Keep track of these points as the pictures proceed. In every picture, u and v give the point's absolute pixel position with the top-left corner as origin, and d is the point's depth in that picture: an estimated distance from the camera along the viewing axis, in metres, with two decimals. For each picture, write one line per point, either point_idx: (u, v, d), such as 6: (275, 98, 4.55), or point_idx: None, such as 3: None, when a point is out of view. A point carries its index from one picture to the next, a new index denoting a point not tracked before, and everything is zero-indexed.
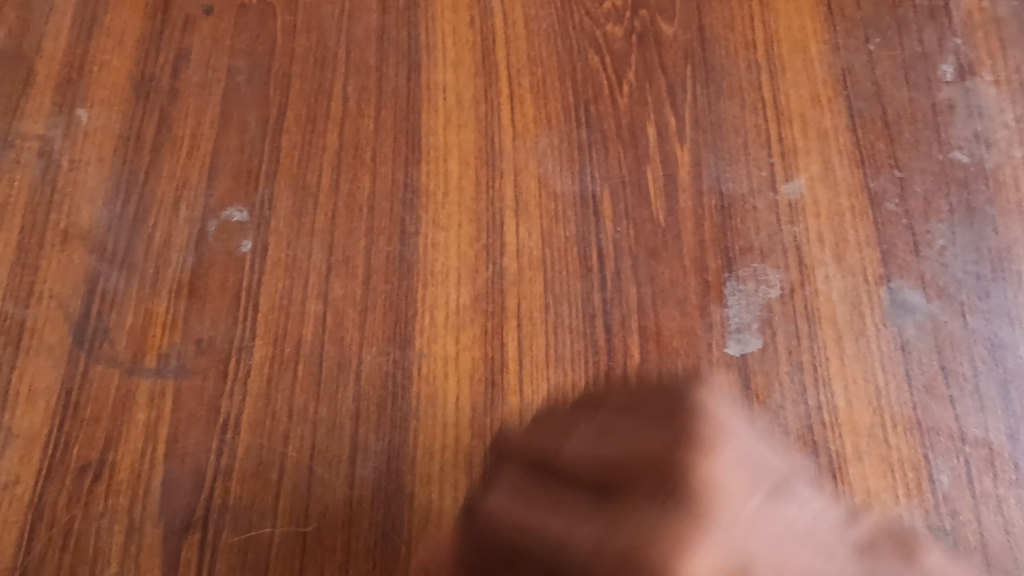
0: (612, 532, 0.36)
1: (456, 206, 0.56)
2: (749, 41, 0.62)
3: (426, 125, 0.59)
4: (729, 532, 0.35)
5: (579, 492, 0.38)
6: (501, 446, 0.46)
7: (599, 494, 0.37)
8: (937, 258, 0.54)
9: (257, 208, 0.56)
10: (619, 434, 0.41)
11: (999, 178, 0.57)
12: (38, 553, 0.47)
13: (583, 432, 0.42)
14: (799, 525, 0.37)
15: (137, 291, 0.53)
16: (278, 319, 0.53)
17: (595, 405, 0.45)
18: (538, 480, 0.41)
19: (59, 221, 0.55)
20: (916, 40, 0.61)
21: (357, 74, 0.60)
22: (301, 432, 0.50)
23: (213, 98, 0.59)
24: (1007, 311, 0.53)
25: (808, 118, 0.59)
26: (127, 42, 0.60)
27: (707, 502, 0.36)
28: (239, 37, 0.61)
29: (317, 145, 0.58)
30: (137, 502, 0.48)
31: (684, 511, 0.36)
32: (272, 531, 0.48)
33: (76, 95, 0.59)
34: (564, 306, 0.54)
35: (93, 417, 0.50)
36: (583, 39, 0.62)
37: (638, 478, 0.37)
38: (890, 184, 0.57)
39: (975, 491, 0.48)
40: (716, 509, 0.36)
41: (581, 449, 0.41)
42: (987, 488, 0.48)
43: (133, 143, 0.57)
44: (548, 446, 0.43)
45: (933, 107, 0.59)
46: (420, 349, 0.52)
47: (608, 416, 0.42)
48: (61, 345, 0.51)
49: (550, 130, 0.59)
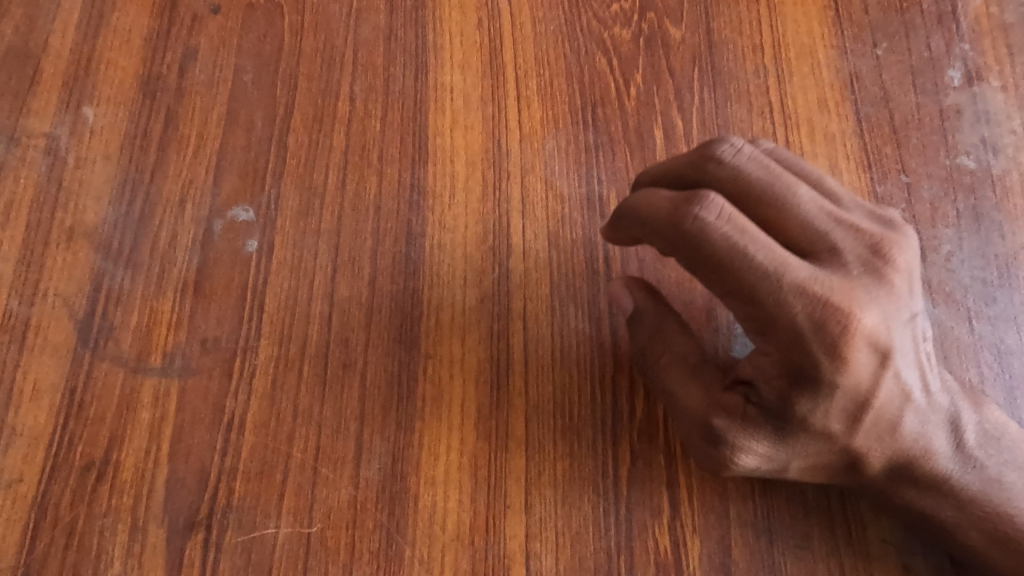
0: (781, 301, 0.43)
1: (463, 207, 0.56)
2: (756, 45, 0.62)
3: (433, 126, 0.59)
4: (837, 399, 0.44)
5: (750, 261, 0.44)
6: (617, 216, 0.52)
7: (781, 282, 0.43)
8: (943, 264, 0.54)
9: (263, 208, 0.56)
10: (769, 170, 0.48)
11: (1006, 183, 0.57)
12: (41, 552, 0.46)
13: (678, 172, 0.51)
14: (881, 291, 0.45)
15: (143, 290, 0.53)
16: (284, 319, 0.53)
17: (679, 161, 0.51)
18: (717, 238, 0.44)
19: (65, 219, 0.55)
20: (923, 45, 0.62)
21: (365, 74, 0.60)
22: (306, 432, 0.50)
23: (220, 97, 0.59)
24: (1013, 317, 0.53)
25: (815, 122, 0.59)
26: (134, 41, 0.60)
27: (844, 289, 0.44)
28: (246, 36, 0.61)
29: (323, 145, 0.58)
30: (141, 501, 0.48)
31: (830, 293, 0.44)
32: (276, 532, 0.48)
33: (82, 93, 0.58)
34: (570, 309, 0.54)
35: (97, 416, 0.50)
36: (591, 41, 0.62)
37: (788, 255, 0.44)
38: (897, 189, 0.57)
39: (1003, 489, 0.46)
40: (863, 292, 0.45)
41: (727, 211, 0.45)
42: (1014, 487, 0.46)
43: (139, 142, 0.57)
44: (674, 207, 0.46)
45: (940, 113, 0.59)
46: (426, 350, 0.52)
47: (751, 170, 0.48)
48: (66, 344, 0.51)
49: (557, 132, 0.59)
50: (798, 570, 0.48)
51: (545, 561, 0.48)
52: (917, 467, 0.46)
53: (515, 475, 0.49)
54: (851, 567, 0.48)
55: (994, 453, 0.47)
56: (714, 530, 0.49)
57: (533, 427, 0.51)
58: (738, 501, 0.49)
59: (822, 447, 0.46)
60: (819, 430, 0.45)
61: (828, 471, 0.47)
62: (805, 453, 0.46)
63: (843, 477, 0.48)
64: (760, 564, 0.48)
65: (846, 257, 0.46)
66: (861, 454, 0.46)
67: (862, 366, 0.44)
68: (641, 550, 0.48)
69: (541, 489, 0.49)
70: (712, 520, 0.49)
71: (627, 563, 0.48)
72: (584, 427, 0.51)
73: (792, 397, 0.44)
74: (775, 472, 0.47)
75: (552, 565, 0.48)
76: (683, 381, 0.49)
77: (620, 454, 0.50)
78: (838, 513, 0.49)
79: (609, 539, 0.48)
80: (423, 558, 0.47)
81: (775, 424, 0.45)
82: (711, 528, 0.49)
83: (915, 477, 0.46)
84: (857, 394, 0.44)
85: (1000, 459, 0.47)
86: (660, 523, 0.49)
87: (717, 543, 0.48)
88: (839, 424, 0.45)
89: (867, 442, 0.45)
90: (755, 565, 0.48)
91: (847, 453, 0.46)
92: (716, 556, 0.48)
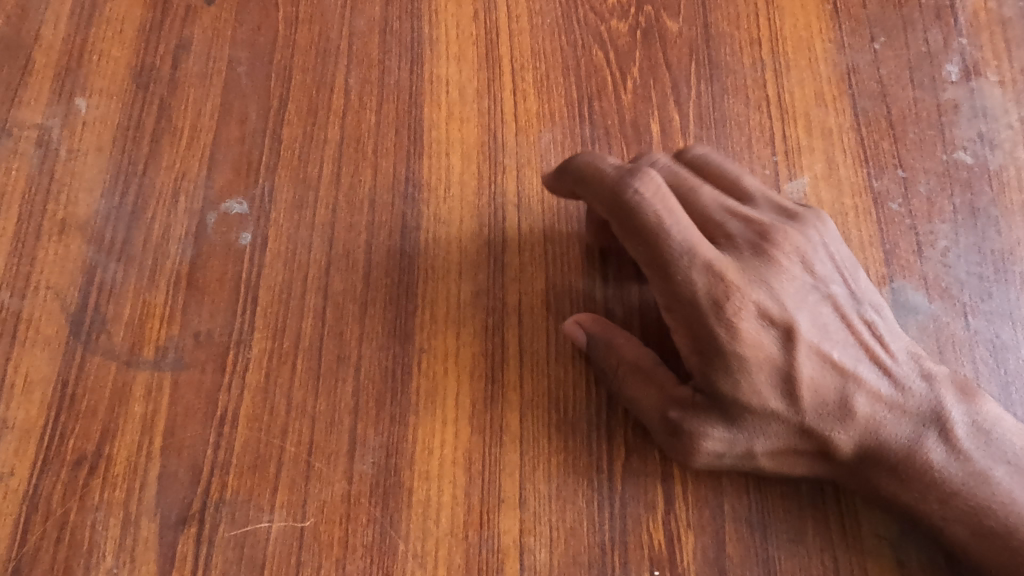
0: (681, 277, 0.46)
1: (458, 201, 0.56)
2: (754, 39, 0.62)
3: (428, 119, 0.58)
4: (757, 381, 0.46)
5: (664, 240, 0.46)
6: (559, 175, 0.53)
7: (690, 260, 0.46)
8: (940, 259, 0.54)
9: (257, 201, 0.55)
10: (680, 177, 0.51)
11: (1003, 179, 0.57)
12: (33, 546, 0.46)
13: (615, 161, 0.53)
14: (789, 276, 0.48)
15: (135, 283, 0.52)
16: (278, 312, 0.52)
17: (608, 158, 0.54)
18: (648, 213, 0.47)
19: (57, 211, 0.54)
20: (921, 40, 0.61)
21: (359, 66, 0.60)
22: (300, 426, 0.50)
23: (213, 89, 0.58)
24: (1009, 313, 0.53)
25: (812, 116, 0.59)
26: (126, 32, 0.60)
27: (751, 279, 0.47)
28: (241, 28, 0.60)
29: (318, 138, 0.57)
30: (133, 495, 0.48)
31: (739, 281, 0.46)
32: (270, 526, 0.47)
33: (74, 84, 0.58)
34: (565, 302, 0.54)
35: (89, 409, 0.49)
36: (587, 34, 0.61)
37: (700, 238, 0.47)
38: (893, 183, 0.56)
39: (989, 483, 0.45)
40: (766, 275, 0.48)
41: (660, 188, 0.48)
42: (1003, 483, 0.45)
43: (132, 133, 0.57)
44: (616, 175, 0.48)
45: (938, 108, 0.59)
46: (421, 344, 0.52)
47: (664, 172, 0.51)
48: (58, 337, 0.51)
49: (553, 125, 0.58)
50: (792, 565, 0.48)
51: (539, 555, 0.48)
52: (888, 451, 0.46)
53: (510, 469, 0.49)
54: (846, 562, 0.48)
55: (980, 444, 0.46)
56: (709, 525, 0.49)
57: (528, 422, 0.51)
58: (733, 496, 0.49)
59: (780, 426, 0.46)
60: (767, 409, 0.46)
61: (795, 460, 0.47)
62: (764, 436, 0.46)
63: (816, 466, 0.47)
64: (754, 559, 0.48)
65: (746, 242, 0.49)
66: (827, 437, 0.46)
67: (777, 347, 0.46)
68: (635, 545, 0.48)
69: (535, 484, 0.49)
70: (707, 515, 0.49)
71: (621, 558, 0.48)
72: (579, 421, 0.51)
73: (712, 374, 0.46)
74: (744, 462, 0.47)
75: (546, 559, 0.47)
76: (643, 395, 0.49)
77: (615, 448, 0.50)
78: (832, 508, 0.49)
79: (603, 534, 0.48)
80: (417, 553, 0.47)
81: (728, 408, 0.46)
82: (706, 523, 0.49)
83: (891, 463, 0.46)
84: (779, 367, 0.46)
85: (987, 452, 0.46)
86: (654, 518, 0.49)
87: (712, 538, 0.48)
88: (785, 402, 0.46)
89: (826, 421, 0.46)
90: (749, 560, 0.48)
91: (808, 434, 0.46)
92: (710, 551, 0.48)
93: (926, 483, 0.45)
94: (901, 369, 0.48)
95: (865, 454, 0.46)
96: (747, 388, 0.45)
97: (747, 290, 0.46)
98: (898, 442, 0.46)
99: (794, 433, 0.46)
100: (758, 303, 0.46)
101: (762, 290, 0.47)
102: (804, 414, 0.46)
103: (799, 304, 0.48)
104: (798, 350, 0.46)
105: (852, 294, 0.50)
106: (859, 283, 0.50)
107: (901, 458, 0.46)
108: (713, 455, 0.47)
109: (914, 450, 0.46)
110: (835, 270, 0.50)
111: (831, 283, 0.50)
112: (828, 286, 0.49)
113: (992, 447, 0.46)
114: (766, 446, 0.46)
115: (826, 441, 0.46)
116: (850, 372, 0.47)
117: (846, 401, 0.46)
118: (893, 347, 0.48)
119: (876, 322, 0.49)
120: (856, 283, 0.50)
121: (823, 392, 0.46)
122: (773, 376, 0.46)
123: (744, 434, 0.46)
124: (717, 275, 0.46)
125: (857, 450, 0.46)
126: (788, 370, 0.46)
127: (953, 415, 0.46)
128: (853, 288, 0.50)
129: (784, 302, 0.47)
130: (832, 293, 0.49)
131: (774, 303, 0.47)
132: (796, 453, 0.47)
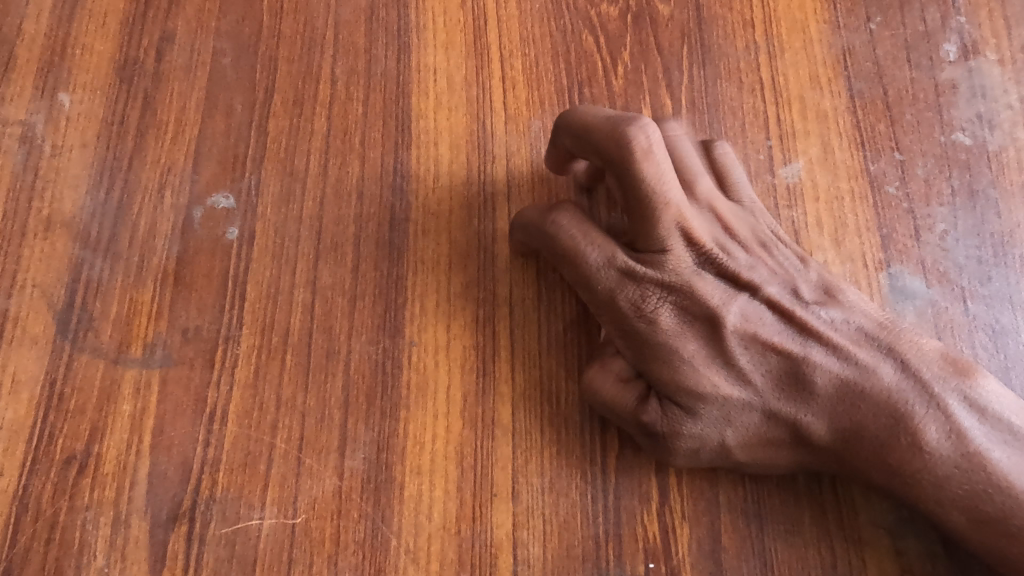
0: (599, 286, 0.48)
1: (447, 191, 0.55)
2: (747, 21, 0.60)
3: (416, 109, 0.57)
4: (698, 374, 0.46)
5: (580, 261, 0.49)
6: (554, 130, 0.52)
7: (606, 272, 0.48)
8: (938, 243, 0.53)
9: (244, 194, 0.54)
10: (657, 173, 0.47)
11: (1002, 160, 0.56)
12: (24, 546, 0.46)
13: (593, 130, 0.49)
14: (714, 271, 0.48)
15: (122, 281, 0.52)
16: (266, 308, 0.52)
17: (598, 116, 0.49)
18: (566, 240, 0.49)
19: (42, 209, 0.53)
20: (919, 19, 0.60)
21: (345, 56, 0.59)
22: (290, 422, 0.49)
23: (198, 82, 0.57)
24: (1009, 297, 0.52)
25: (807, 99, 0.58)
26: (110, 25, 0.59)
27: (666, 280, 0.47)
28: (225, 19, 0.60)
29: (305, 130, 0.56)
30: (124, 493, 0.47)
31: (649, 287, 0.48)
32: (261, 523, 0.47)
33: (58, 79, 0.57)
34: (557, 294, 0.53)
35: (78, 408, 0.49)
36: (577, 19, 0.60)
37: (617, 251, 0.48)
38: (890, 167, 0.55)
39: (986, 464, 0.43)
40: (689, 275, 0.48)
41: (578, 218, 0.49)
42: (1000, 464, 0.43)
43: (117, 128, 0.56)
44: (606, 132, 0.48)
45: (935, 88, 0.58)
46: (411, 337, 0.51)
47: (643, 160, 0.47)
48: (45, 336, 0.50)
49: (544, 113, 0.57)
50: (788, 556, 0.47)
51: (532, 550, 0.47)
52: (866, 430, 0.44)
53: (502, 463, 0.49)
54: (843, 552, 0.47)
55: (976, 421, 0.44)
56: (704, 517, 0.48)
57: (520, 414, 0.50)
58: (729, 488, 0.49)
59: (743, 414, 0.46)
60: (721, 397, 0.46)
61: (777, 449, 0.47)
62: (729, 426, 0.46)
63: (799, 455, 0.47)
64: (750, 550, 0.47)
65: (683, 245, 0.48)
66: (794, 423, 0.45)
67: (707, 338, 0.47)
68: (630, 537, 0.48)
69: (528, 477, 0.49)
70: (702, 507, 0.48)
71: (614, 551, 0.47)
72: (571, 413, 0.50)
73: (654, 372, 0.47)
74: (721, 456, 0.47)
75: (539, 554, 0.47)
76: (617, 396, 0.48)
77: (608, 440, 0.50)
78: (829, 498, 0.48)
79: (597, 526, 0.48)
80: (410, 549, 0.47)
81: (683, 400, 0.46)
82: (701, 514, 0.48)
83: (873, 442, 0.44)
84: (716, 356, 0.47)
85: (983, 431, 0.43)
86: (648, 510, 0.48)
87: (707, 530, 0.48)
88: (736, 387, 0.46)
89: (786, 403, 0.46)
90: (745, 552, 0.47)
91: (774, 418, 0.46)
92: (705, 543, 0.48)
93: (917, 466, 0.43)
94: (868, 348, 0.46)
95: (843, 435, 0.45)
96: (691, 378, 0.46)
97: (668, 294, 0.47)
98: (876, 421, 0.44)
99: (758, 417, 0.46)
100: (680, 303, 0.47)
101: (686, 290, 0.47)
102: (759, 396, 0.46)
103: (729, 298, 0.48)
104: (730, 340, 0.47)
105: (800, 281, 0.49)
106: (806, 270, 0.49)
107: (883, 438, 0.44)
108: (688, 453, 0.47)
109: (896, 431, 0.44)
110: (777, 263, 0.49)
111: (771, 274, 0.49)
112: (766, 278, 0.49)
113: (988, 425, 0.44)
114: (737, 437, 0.46)
115: (793, 425, 0.46)
116: (800, 355, 0.46)
117: (800, 384, 0.46)
118: (855, 326, 0.47)
119: (830, 306, 0.48)
120: (801, 270, 0.49)
121: (774, 375, 0.46)
122: (713, 367, 0.46)
123: (708, 425, 0.46)
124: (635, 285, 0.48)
125: (834, 430, 0.45)
126: (725, 357, 0.46)
127: (939, 389, 0.44)
128: (797, 277, 0.49)
129: (709, 297, 0.47)
130: (769, 287, 0.48)
131: (698, 301, 0.47)
132: (771, 441, 0.46)
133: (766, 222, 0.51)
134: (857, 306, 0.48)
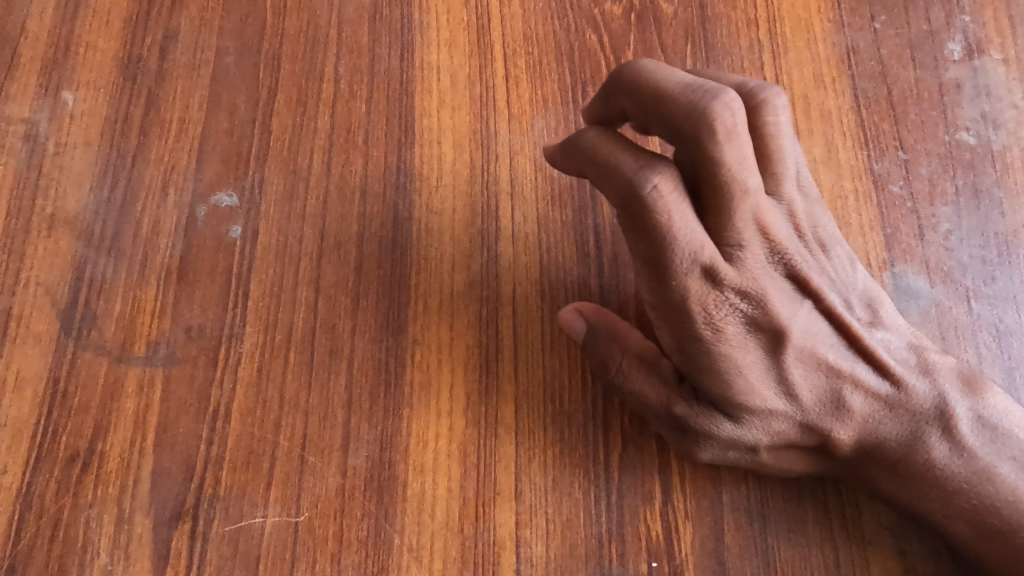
0: (680, 283, 0.43)
1: (450, 190, 0.55)
2: (751, 20, 0.60)
3: (419, 108, 0.57)
4: (754, 386, 0.44)
5: (671, 249, 0.43)
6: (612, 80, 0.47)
7: (693, 266, 0.43)
8: (942, 243, 0.53)
9: (247, 192, 0.54)
10: (744, 163, 0.44)
11: (1007, 160, 0.55)
12: (27, 544, 0.46)
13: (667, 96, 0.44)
14: (781, 279, 0.46)
15: (125, 279, 0.52)
16: (269, 306, 0.52)
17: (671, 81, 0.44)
18: (661, 217, 0.42)
19: (45, 207, 0.53)
20: (923, 18, 0.60)
21: (348, 54, 0.59)
22: (293, 420, 0.49)
23: (202, 81, 0.57)
24: (1013, 297, 0.52)
25: (811, 98, 0.58)
26: (113, 23, 0.59)
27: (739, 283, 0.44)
28: (229, 17, 0.59)
29: (308, 128, 0.56)
30: (127, 491, 0.47)
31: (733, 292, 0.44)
32: (264, 522, 0.47)
33: (61, 77, 0.57)
34: (560, 292, 0.53)
35: (81, 406, 0.49)
36: (580, 18, 0.60)
37: (706, 243, 0.43)
38: (894, 166, 0.55)
39: (993, 480, 0.44)
40: (761, 280, 0.45)
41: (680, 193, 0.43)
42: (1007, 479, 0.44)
43: (120, 126, 0.56)
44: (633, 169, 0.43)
45: (940, 88, 0.58)
46: (414, 336, 0.51)
47: (727, 142, 0.43)
48: (48, 334, 0.50)
49: (547, 112, 0.57)
50: (791, 555, 0.47)
51: (535, 548, 0.47)
52: (888, 448, 0.45)
53: (506, 462, 0.49)
54: (846, 552, 0.47)
55: (986, 440, 0.45)
56: (708, 516, 0.48)
57: (523, 413, 0.50)
58: (732, 487, 0.49)
59: (783, 423, 0.45)
60: (767, 408, 0.45)
61: (797, 456, 0.46)
62: (765, 431, 0.45)
63: (818, 461, 0.47)
64: (753, 549, 0.47)
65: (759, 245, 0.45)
66: (828, 435, 0.45)
67: (767, 350, 0.45)
68: (633, 536, 0.48)
69: (531, 477, 0.49)
70: (705, 506, 0.48)
71: (617, 550, 0.47)
72: (575, 412, 0.50)
73: (709, 373, 0.44)
74: (745, 458, 0.46)
75: (542, 552, 0.47)
76: (638, 385, 0.47)
77: (611, 439, 0.50)
78: (832, 498, 0.48)
79: (600, 526, 0.48)
80: (413, 547, 0.47)
81: (728, 405, 0.45)
82: (703, 513, 0.48)
83: (890, 460, 0.45)
84: (771, 368, 0.45)
85: (994, 449, 0.45)
86: (651, 509, 0.48)
87: (711, 529, 0.48)
88: (783, 399, 0.45)
89: (825, 418, 0.45)
90: (748, 551, 0.47)
91: (812, 430, 0.45)
92: (709, 542, 0.48)
93: (928, 481, 0.45)
94: (907, 370, 0.46)
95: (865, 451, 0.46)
96: (744, 388, 0.44)
97: (741, 301, 0.44)
98: (899, 440, 0.45)
99: (796, 428, 0.45)
100: (751, 311, 0.44)
101: (758, 295, 0.45)
102: (804, 409, 0.45)
103: (792, 308, 0.46)
104: (790, 353, 0.45)
105: (850, 294, 0.48)
106: (857, 280, 0.49)
107: (900, 455, 0.45)
108: (715, 450, 0.46)
109: (913, 448, 0.45)
110: (832, 270, 0.48)
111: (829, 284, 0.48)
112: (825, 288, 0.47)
113: (999, 443, 0.45)
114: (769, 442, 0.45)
115: (826, 438, 0.45)
116: (846, 372, 0.46)
117: (841, 400, 0.45)
118: (895, 346, 0.47)
119: (874, 322, 0.48)
120: (851, 280, 0.49)
121: (821, 390, 0.45)
122: (767, 377, 0.45)
123: (748, 432, 0.45)
124: (716, 279, 0.43)
125: (858, 446, 0.46)
126: (779, 369, 0.45)
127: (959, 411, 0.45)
128: (847, 288, 0.48)
129: (781, 310, 0.45)
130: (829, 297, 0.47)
131: (768, 311, 0.45)
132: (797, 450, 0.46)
133: (824, 220, 0.49)
134: (893, 324, 0.48)
